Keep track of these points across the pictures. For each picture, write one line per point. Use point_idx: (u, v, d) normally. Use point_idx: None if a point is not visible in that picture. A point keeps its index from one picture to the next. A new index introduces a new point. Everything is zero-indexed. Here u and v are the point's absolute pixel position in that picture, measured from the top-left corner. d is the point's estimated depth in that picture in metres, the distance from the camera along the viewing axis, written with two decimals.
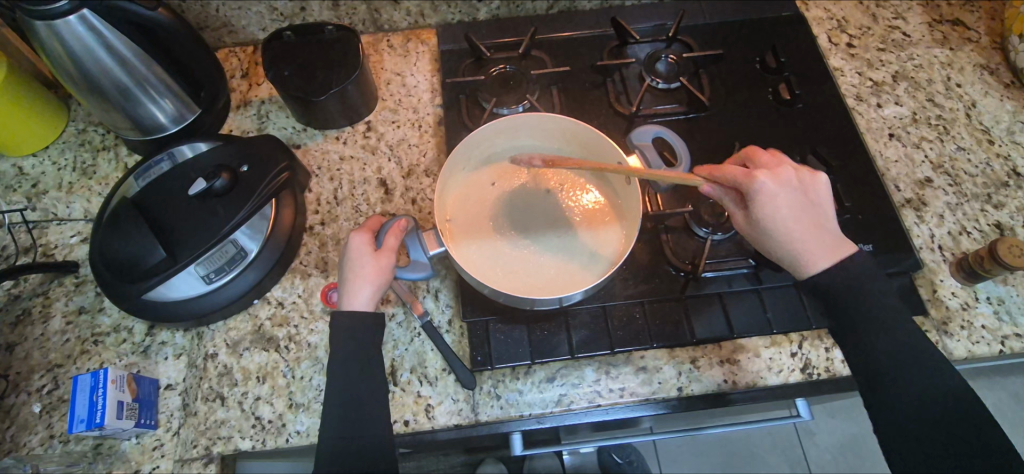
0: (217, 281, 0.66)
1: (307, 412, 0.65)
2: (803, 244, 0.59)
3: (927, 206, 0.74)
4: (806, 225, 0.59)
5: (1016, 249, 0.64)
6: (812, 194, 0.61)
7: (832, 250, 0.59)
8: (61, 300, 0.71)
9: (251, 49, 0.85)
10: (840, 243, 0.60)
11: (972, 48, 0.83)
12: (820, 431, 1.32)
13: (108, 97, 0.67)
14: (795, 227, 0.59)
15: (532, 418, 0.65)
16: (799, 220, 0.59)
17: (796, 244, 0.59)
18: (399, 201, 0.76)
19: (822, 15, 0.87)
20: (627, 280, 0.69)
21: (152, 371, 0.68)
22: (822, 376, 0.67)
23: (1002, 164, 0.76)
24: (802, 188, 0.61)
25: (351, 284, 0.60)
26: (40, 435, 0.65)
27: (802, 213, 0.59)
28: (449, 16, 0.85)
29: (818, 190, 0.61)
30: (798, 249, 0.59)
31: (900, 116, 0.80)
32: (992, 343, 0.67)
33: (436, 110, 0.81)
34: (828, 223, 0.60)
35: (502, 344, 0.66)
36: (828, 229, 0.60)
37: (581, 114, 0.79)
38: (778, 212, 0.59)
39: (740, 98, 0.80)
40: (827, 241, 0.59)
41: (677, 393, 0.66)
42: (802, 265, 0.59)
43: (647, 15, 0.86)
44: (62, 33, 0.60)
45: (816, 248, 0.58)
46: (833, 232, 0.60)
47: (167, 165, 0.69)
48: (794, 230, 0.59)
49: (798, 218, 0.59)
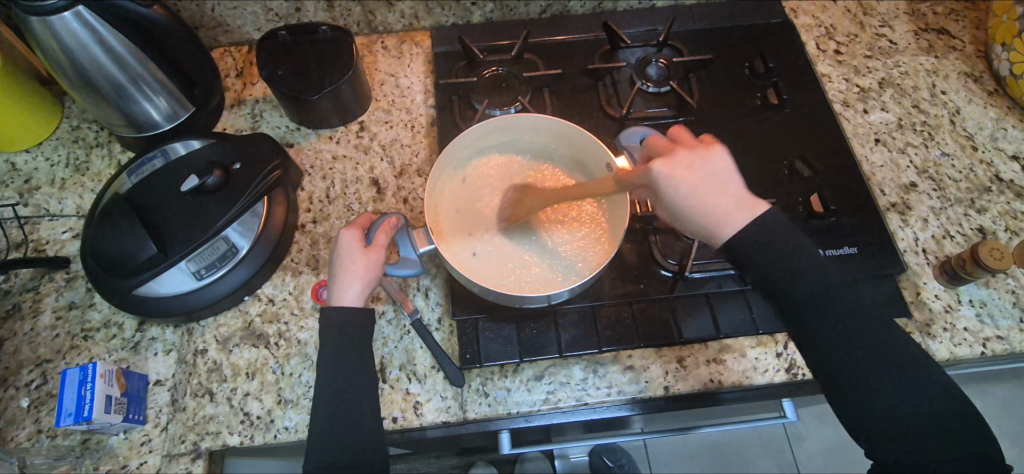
0: (207, 277, 0.67)
1: (295, 408, 0.66)
2: (707, 212, 0.58)
3: (911, 210, 0.75)
4: (704, 185, 0.58)
5: (996, 252, 0.65)
6: (704, 165, 0.59)
7: (740, 214, 0.57)
8: (52, 295, 0.71)
9: (246, 49, 0.86)
10: (748, 200, 0.58)
11: (956, 56, 0.85)
12: (810, 435, 1.33)
13: (103, 94, 0.68)
14: (693, 198, 0.58)
15: (520, 416, 0.66)
16: (698, 192, 0.58)
17: (704, 215, 0.58)
18: (391, 200, 0.76)
19: (811, 22, 0.88)
20: (615, 280, 0.69)
21: (141, 367, 0.68)
22: (807, 376, 0.67)
23: (985, 170, 0.78)
24: (694, 161, 0.60)
25: (338, 280, 0.60)
26: (27, 429, 0.64)
27: (695, 188, 0.58)
28: (444, 18, 0.86)
29: (715, 160, 0.60)
30: (705, 217, 0.58)
31: (886, 121, 0.81)
32: (974, 345, 0.68)
33: (429, 111, 0.82)
34: (729, 187, 0.58)
35: (491, 342, 0.67)
36: (729, 192, 0.58)
37: (573, 116, 0.80)
38: (681, 190, 0.58)
39: (729, 102, 0.81)
40: (727, 204, 0.58)
41: (664, 392, 0.66)
42: (715, 235, 0.58)
43: (639, 20, 0.87)
44: (57, 30, 0.60)
45: (721, 216, 0.57)
46: (740, 191, 0.59)
47: (159, 162, 0.70)
48: (692, 203, 0.58)
49: (696, 190, 0.58)
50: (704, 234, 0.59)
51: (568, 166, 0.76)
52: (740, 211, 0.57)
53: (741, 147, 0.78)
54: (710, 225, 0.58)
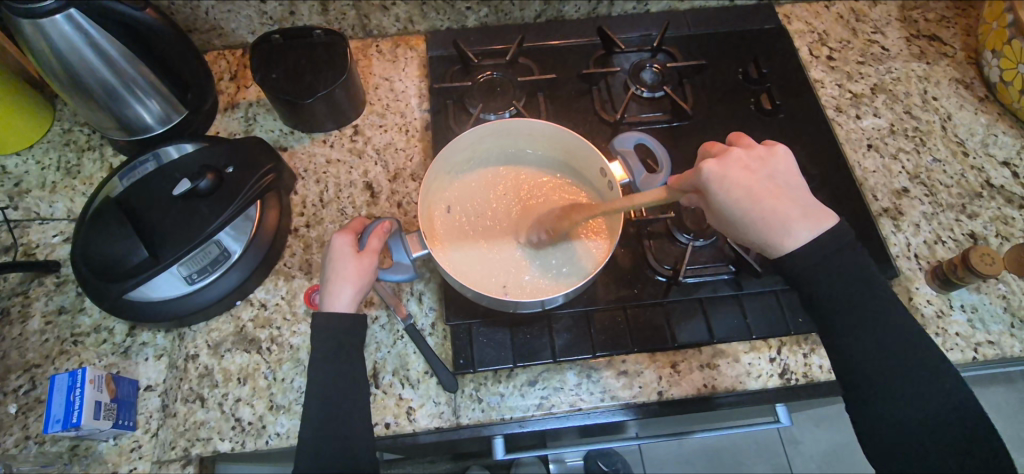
0: (199, 281, 0.66)
1: (287, 414, 0.65)
2: (767, 218, 0.56)
3: (903, 215, 0.76)
4: (775, 194, 0.57)
5: (987, 257, 0.66)
6: (766, 170, 0.58)
7: (806, 223, 0.56)
8: (41, 300, 0.70)
9: (240, 52, 0.85)
10: (811, 208, 0.57)
11: (947, 63, 0.86)
12: (805, 439, 1.33)
13: (95, 97, 0.67)
14: (749, 203, 0.57)
15: (514, 421, 0.66)
16: (754, 196, 0.57)
17: (768, 223, 0.56)
18: (385, 204, 0.76)
19: (803, 27, 0.89)
20: (610, 285, 0.69)
21: (131, 372, 0.67)
22: (800, 381, 0.67)
23: (976, 175, 0.78)
24: (756, 165, 0.58)
25: (332, 284, 0.60)
26: (15, 436, 0.64)
27: (751, 191, 0.57)
28: (438, 22, 0.86)
29: (776, 164, 0.59)
30: (763, 222, 0.56)
31: (878, 127, 0.82)
32: (966, 350, 0.68)
33: (423, 115, 0.82)
34: (795, 195, 0.58)
35: (484, 347, 0.66)
36: (794, 200, 0.57)
37: (567, 121, 0.80)
38: (734, 193, 0.57)
39: (723, 107, 0.82)
40: (794, 212, 0.57)
41: (658, 397, 0.66)
42: (779, 245, 0.57)
43: (633, 25, 0.87)
44: (48, 31, 0.60)
45: (783, 225, 0.56)
46: (805, 199, 0.58)
47: (151, 166, 0.69)
48: (751, 208, 0.57)
49: (754, 195, 0.57)
50: (763, 245, 0.58)
51: (562, 171, 0.76)
52: (809, 221, 0.56)
53: None
54: (773, 235, 0.56)
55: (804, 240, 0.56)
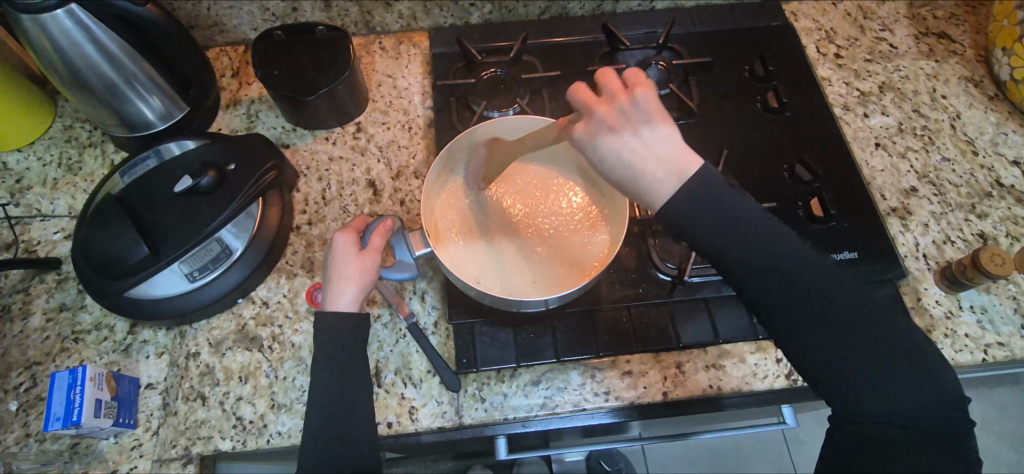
0: (200, 279, 0.66)
1: (288, 413, 0.65)
2: (631, 180, 0.52)
3: (912, 215, 0.75)
4: (623, 150, 0.52)
5: (997, 258, 0.65)
6: (629, 123, 0.52)
7: (669, 176, 0.50)
8: (42, 297, 0.70)
9: (242, 48, 0.85)
10: (680, 163, 0.51)
11: (956, 61, 0.85)
12: (808, 440, 1.32)
13: (96, 94, 0.67)
14: (621, 166, 0.52)
15: (516, 421, 0.65)
16: (627, 155, 0.52)
17: (634, 182, 0.52)
18: (387, 202, 0.75)
19: (810, 25, 0.88)
20: (614, 284, 0.69)
21: (132, 370, 0.67)
22: (806, 382, 0.67)
23: (986, 175, 0.77)
24: (618, 121, 0.53)
25: (333, 284, 0.59)
26: (15, 434, 0.63)
27: (624, 148, 0.52)
28: (442, 19, 0.86)
29: (640, 116, 0.52)
30: (632, 182, 0.52)
31: (886, 125, 0.81)
32: (975, 351, 0.67)
33: (426, 113, 0.81)
34: (659, 157, 0.51)
35: (488, 347, 0.66)
36: (658, 154, 0.51)
37: (571, 118, 0.80)
38: (608, 154, 0.53)
39: (729, 105, 0.81)
40: (657, 169, 0.51)
41: (662, 397, 0.66)
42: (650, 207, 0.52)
43: (639, 22, 0.87)
44: (50, 28, 0.60)
45: (647, 184, 0.51)
46: (671, 152, 0.51)
47: (153, 162, 0.68)
48: (622, 170, 0.52)
49: (624, 158, 0.52)
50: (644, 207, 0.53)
51: (567, 169, 0.75)
52: (665, 176, 0.50)
53: (740, 151, 0.78)
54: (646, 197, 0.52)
55: (670, 198, 0.50)
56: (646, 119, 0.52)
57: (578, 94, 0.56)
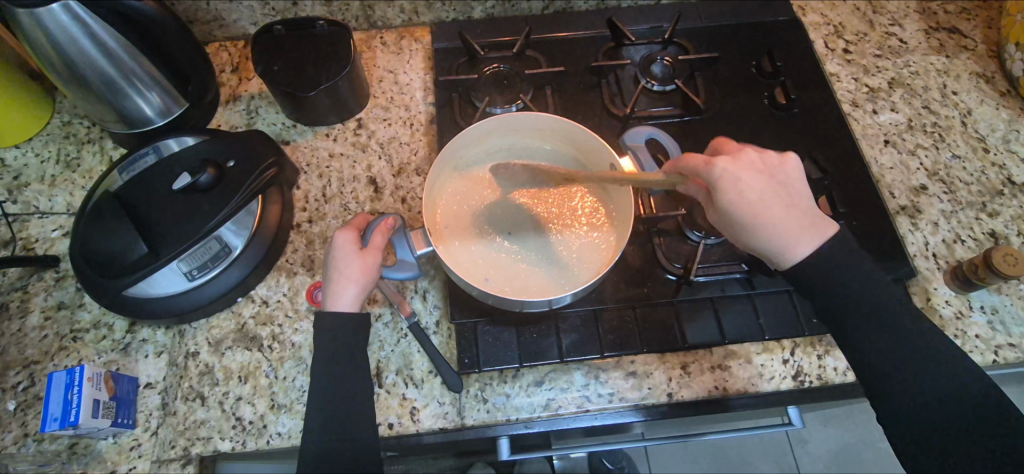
0: (199, 277, 0.65)
1: (289, 413, 0.64)
2: (775, 230, 0.56)
3: (921, 213, 0.74)
4: (777, 197, 0.56)
5: (1010, 258, 0.64)
6: (779, 173, 0.58)
7: (807, 233, 0.56)
8: (40, 295, 0.69)
9: (241, 43, 0.84)
10: (817, 225, 0.57)
11: (968, 56, 0.83)
12: (812, 439, 1.31)
13: (93, 89, 0.66)
14: (762, 207, 0.56)
15: (519, 422, 0.64)
16: (770, 203, 0.56)
17: (772, 229, 0.56)
18: (389, 199, 0.74)
19: (819, 20, 0.86)
20: (618, 284, 0.68)
21: (131, 369, 0.66)
22: (813, 384, 0.66)
23: (997, 173, 0.76)
24: (767, 169, 0.58)
25: (335, 283, 0.58)
26: (13, 433, 0.63)
27: (768, 198, 0.56)
28: (444, 14, 0.84)
29: (789, 170, 0.59)
30: (779, 237, 0.56)
31: (895, 122, 0.79)
32: (985, 353, 0.66)
33: (428, 109, 0.80)
34: (796, 202, 0.57)
35: (491, 346, 0.65)
36: (801, 209, 0.57)
37: (575, 114, 0.78)
38: (749, 194, 0.56)
39: (736, 102, 0.79)
40: (800, 225, 0.56)
41: (667, 399, 0.65)
42: (782, 257, 0.57)
43: (644, 17, 0.85)
44: (45, 21, 0.58)
45: (784, 234, 0.56)
46: (807, 213, 0.57)
47: (152, 159, 0.68)
48: (757, 211, 0.56)
49: (765, 200, 0.56)
50: (775, 253, 0.57)
51: (572, 165, 0.74)
52: (812, 237, 0.56)
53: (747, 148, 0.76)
54: (784, 244, 0.56)
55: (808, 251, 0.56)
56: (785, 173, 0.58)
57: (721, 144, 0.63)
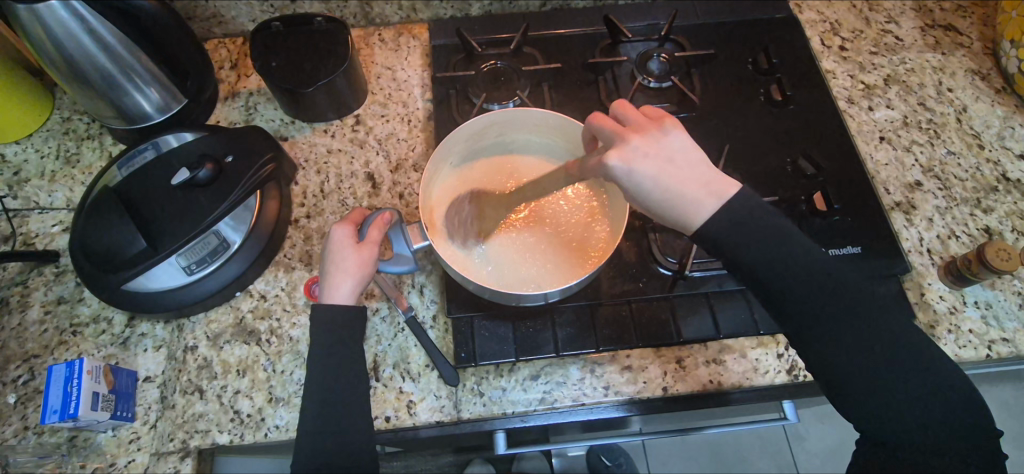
0: (198, 272, 0.66)
1: (286, 407, 0.65)
2: (681, 206, 0.53)
3: (916, 210, 0.74)
4: (670, 170, 0.53)
5: (1004, 253, 0.64)
6: (661, 147, 0.54)
7: (713, 197, 0.53)
8: (40, 290, 0.69)
9: (240, 40, 0.84)
10: (722, 186, 0.53)
11: (963, 53, 0.83)
12: (810, 436, 1.32)
13: (92, 85, 0.66)
14: (659, 189, 0.53)
15: (515, 416, 0.65)
16: (663, 182, 0.53)
17: (674, 205, 0.53)
18: (386, 195, 0.75)
19: (815, 17, 0.87)
20: (613, 278, 0.68)
21: (130, 363, 0.67)
22: (808, 378, 0.66)
23: (992, 169, 0.76)
24: (651, 146, 0.54)
25: (331, 277, 0.59)
26: (14, 427, 0.63)
27: (660, 176, 0.53)
28: (442, 11, 0.85)
29: (671, 139, 0.55)
30: (674, 209, 0.53)
31: (891, 119, 0.80)
32: (979, 347, 0.67)
33: (426, 105, 0.81)
34: (693, 168, 0.54)
35: (488, 341, 0.65)
36: (694, 177, 0.53)
37: (572, 111, 0.79)
38: (646, 183, 0.53)
39: (732, 98, 0.80)
40: (700, 194, 0.53)
41: (662, 393, 0.65)
42: (689, 225, 0.53)
43: (641, 14, 0.86)
44: (44, 16, 0.59)
45: (687, 205, 0.53)
46: (709, 174, 0.54)
47: (150, 154, 0.68)
48: (662, 193, 0.53)
49: (660, 180, 0.53)
50: (681, 225, 0.54)
51: (565, 159, 0.75)
52: (715, 197, 0.53)
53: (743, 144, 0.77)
54: (689, 215, 0.53)
55: (717, 218, 0.52)
56: (676, 143, 0.55)
57: (601, 122, 0.58)
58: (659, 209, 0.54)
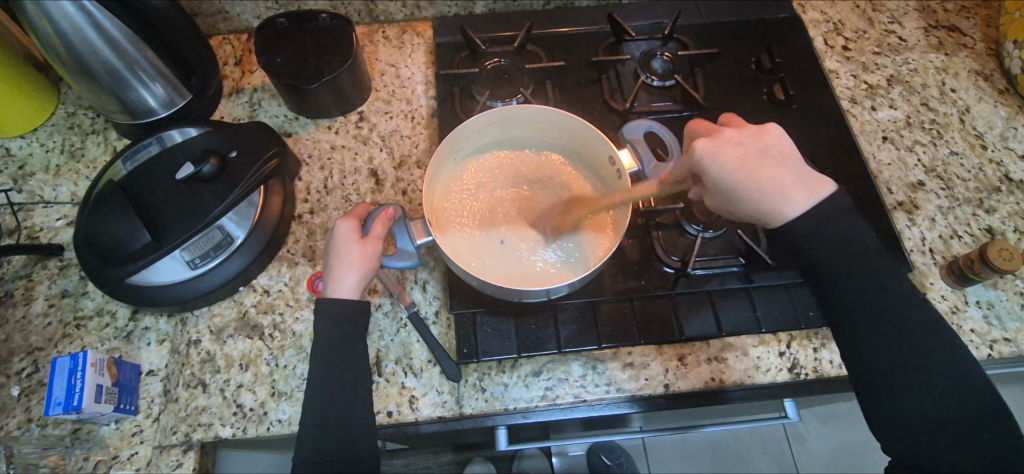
0: (201, 266, 0.66)
1: (289, 401, 0.65)
2: (769, 192, 0.55)
3: (919, 209, 0.74)
4: (764, 164, 0.55)
5: (1006, 252, 0.64)
6: (757, 142, 0.56)
7: (802, 191, 0.56)
8: (45, 283, 0.70)
9: (245, 37, 0.85)
10: (811, 180, 0.57)
11: (966, 54, 0.84)
12: (810, 437, 1.31)
13: (99, 81, 0.67)
14: (747, 177, 0.55)
15: (517, 412, 0.65)
16: (750, 169, 0.55)
17: (765, 195, 0.55)
18: (390, 191, 0.75)
19: (818, 17, 0.87)
20: (616, 276, 0.68)
21: (134, 357, 0.67)
22: (809, 376, 0.66)
23: (995, 170, 0.76)
24: (745, 137, 0.56)
25: (335, 271, 0.59)
26: (17, 418, 0.64)
27: (746, 163, 0.55)
28: (446, 8, 0.85)
29: (771, 137, 0.57)
30: (767, 197, 0.55)
31: (894, 118, 0.80)
32: (981, 347, 0.67)
33: (430, 102, 0.81)
34: (788, 160, 0.56)
35: (489, 337, 0.65)
36: (790, 170, 0.56)
37: (575, 109, 0.79)
38: (728, 168, 0.55)
39: (735, 98, 0.80)
40: (790, 181, 0.56)
41: (664, 390, 0.65)
42: (781, 213, 0.56)
43: (644, 13, 0.86)
44: (52, 12, 0.59)
45: (780, 193, 0.55)
46: (799, 169, 0.57)
47: (155, 149, 0.68)
48: (748, 181, 0.55)
49: (750, 169, 0.55)
50: (767, 216, 0.57)
51: (567, 154, 0.75)
52: (806, 190, 0.56)
53: None
54: (778, 207, 0.56)
55: (804, 209, 0.56)
56: (773, 142, 0.57)
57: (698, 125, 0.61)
58: (747, 201, 0.56)
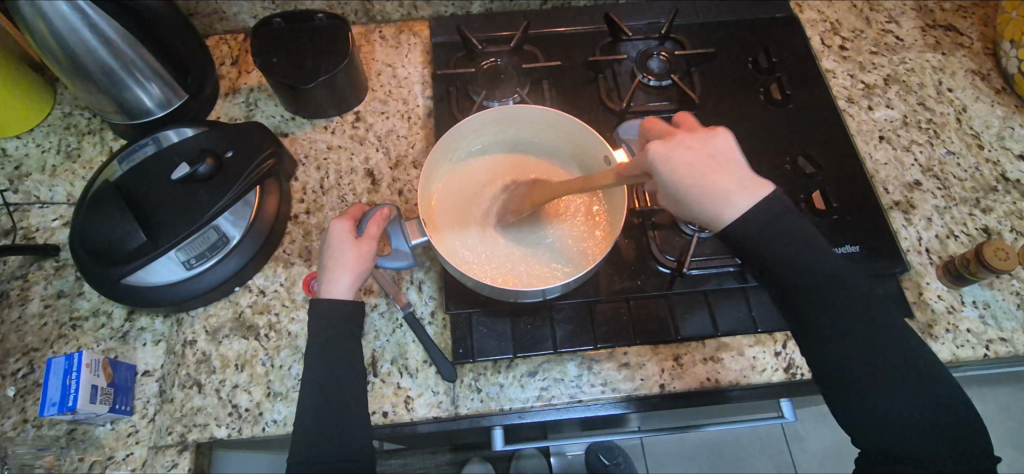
0: (198, 267, 0.65)
1: (284, 401, 0.65)
2: (708, 195, 0.53)
3: (915, 209, 0.74)
4: (711, 167, 0.54)
5: (1002, 252, 0.64)
6: (705, 146, 0.55)
7: (742, 194, 0.53)
8: (40, 283, 0.70)
9: (241, 36, 0.85)
10: (755, 183, 0.54)
11: (964, 54, 0.83)
12: (808, 436, 1.31)
13: (95, 81, 0.66)
14: (690, 181, 0.54)
15: (512, 412, 0.65)
16: (694, 174, 0.54)
17: (704, 198, 0.53)
18: (386, 191, 0.75)
19: (815, 16, 0.87)
20: (612, 276, 0.68)
21: (129, 357, 0.67)
22: (805, 376, 0.66)
23: (991, 169, 0.76)
24: (695, 142, 0.55)
25: (330, 271, 0.59)
26: (13, 419, 0.64)
27: (692, 168, 0.54)
28: (442, 8, 0.85)
29: (718, 141, 0.55)
30: (707, 201, 0.54)
31: (891, 118, 0.80)
32: (976, 347, 0.67)
33: (426, 102, 0.81)
34: (733, 164, 0.54)
35: (484, 337, 0.65)
36: (734, 172, 0.54)
37: (571, 109, 0.79)
38: (675, 172, 0.54)
39: (732, 98, 0.80)
40: (732, 184, 0.53)
41: (659, 390, 0.65)
42: (721, 216, 0.54)
43: (641, 13, 0.86)
44: (47, 12, 0.59)
45: (723, 198, 0.53)
46: (745, 173, 0.54)
47: (151, 149, 0.68)
48: (691, 186, 0.54)
49: (694, 173, 0.54)
50: (707, 220, 0.55)
51: (565, 154, 0.75)
52: (745, 193, 0.53)
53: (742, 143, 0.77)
54: (716, 210, 0.54)
55: (745, 213, 0.53)
56: (717, 147, 0.55)
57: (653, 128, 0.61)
58: (689, 205, 0.55)
